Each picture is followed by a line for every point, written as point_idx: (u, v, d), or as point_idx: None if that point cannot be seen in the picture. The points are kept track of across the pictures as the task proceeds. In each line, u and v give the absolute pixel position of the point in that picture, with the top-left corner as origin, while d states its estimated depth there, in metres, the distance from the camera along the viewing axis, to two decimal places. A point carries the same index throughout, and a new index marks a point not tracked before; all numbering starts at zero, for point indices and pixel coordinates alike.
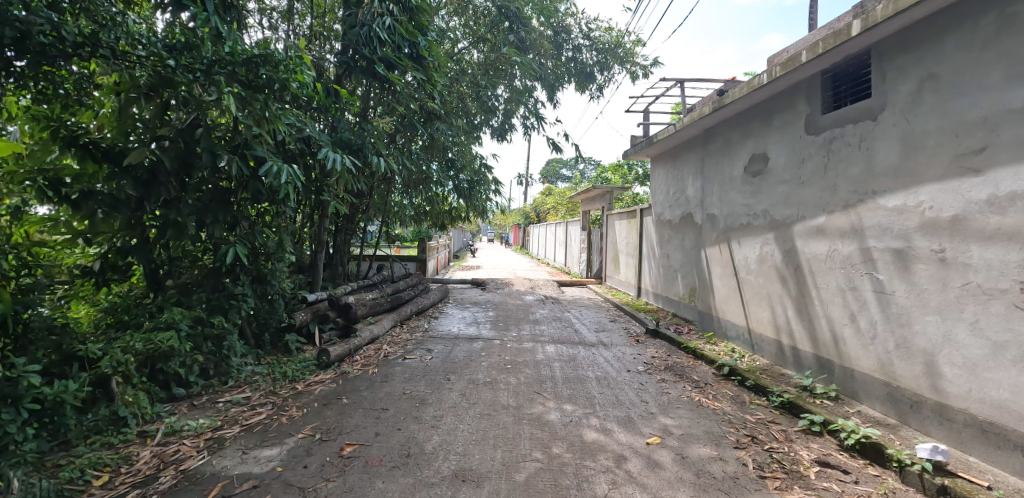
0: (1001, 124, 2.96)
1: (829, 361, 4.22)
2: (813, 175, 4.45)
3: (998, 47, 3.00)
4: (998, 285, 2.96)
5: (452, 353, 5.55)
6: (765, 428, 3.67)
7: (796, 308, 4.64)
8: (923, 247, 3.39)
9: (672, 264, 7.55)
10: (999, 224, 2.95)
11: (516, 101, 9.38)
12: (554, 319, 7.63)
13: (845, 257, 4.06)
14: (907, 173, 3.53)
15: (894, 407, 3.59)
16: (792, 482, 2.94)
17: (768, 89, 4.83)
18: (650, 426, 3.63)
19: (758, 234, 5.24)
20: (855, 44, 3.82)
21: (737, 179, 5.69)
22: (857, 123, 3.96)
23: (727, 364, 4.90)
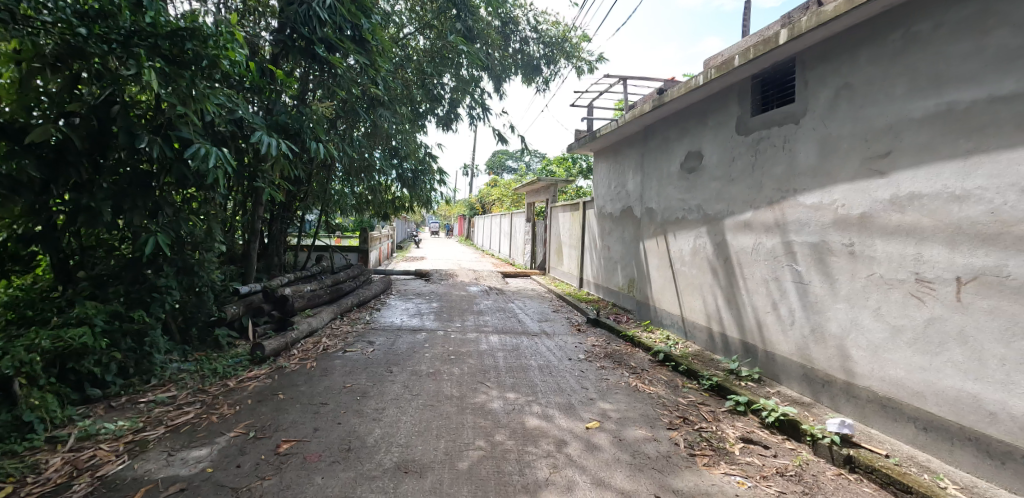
0: (903, 131, 3.29)
1: (754, 346, 4.56)
2: (742, 172, 4.75)
3: (902, 61, 3.32)
4: (896, 275, 3.31)
5: (395, 345, 5.47)
6: (695, 410, 3.91)
7: (725, 297, 4.96)
8: (836, 241, 3.73)
9: (612, 255, 7.82)
10: (899, 221, 3.29)
11: (462, 90, 9.28)
12: (498, 309, 7.69)
13: (769, 251, 4.39)
14: (824, 173, 3.86)
15: (809, 387, 3.94)
16: (718, 459, 3.16)
17: (703, 90, 5.09)
18: (589, 411, 3.77)
19: (692, 227, 5.54)
20: (782, 51, 4.10)
21: (674, 175, 5.97)
22: (783, 125, 4.27)
23: (662, 351, 5.17)
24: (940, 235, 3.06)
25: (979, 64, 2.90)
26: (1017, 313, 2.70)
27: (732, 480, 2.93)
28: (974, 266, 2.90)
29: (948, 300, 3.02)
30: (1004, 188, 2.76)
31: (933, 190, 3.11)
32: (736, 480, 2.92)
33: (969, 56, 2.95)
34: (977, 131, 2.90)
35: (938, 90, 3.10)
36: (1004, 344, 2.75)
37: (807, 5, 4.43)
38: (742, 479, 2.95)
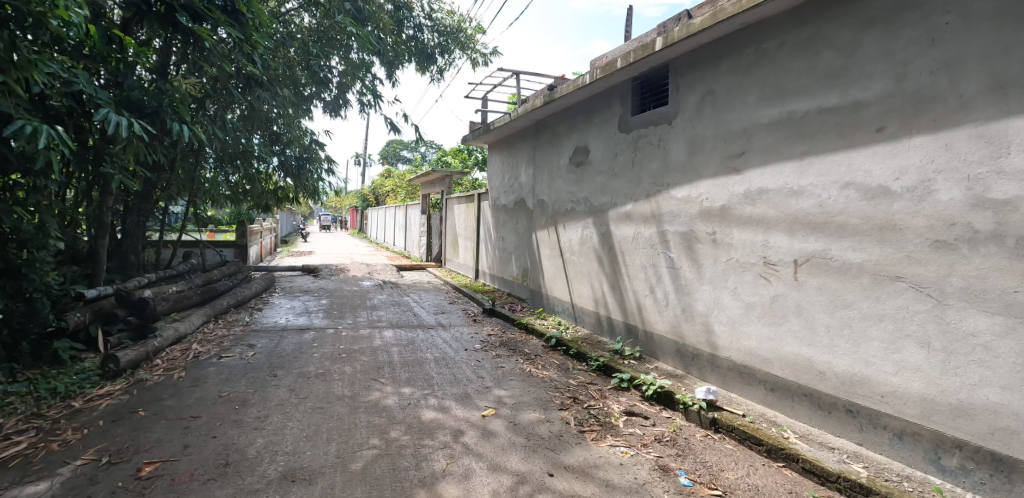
0: (754, 135, 3.79)
1: (635, 327, 4.97)
2: (624, 167, 5.12)
3: (754, 73, 3.80)
4: (749, 259, 3.80)
5: (279, 347, 5.09)
6: (584, 389, 4.18)
7: (610, 283, 5.33)
8: (702, 230, 4.19)
9: (507, 246, 8.00)
10: (751, 212, 3.79)
11: (352, 75, 8.82)
12: (392, 303, 7.49)
13: (647, 239, 4.80)
14: (692, 169, 4.31)
15: (681, 360, 4.40)
16: (605, 432, 3.41)
17: (589, 89, 5.39)
18: (485, 399, 3.84)
19: (580, 219, 5.86)
20: (658, 57, 4.48)
21: (563, 169, 6.25)
22: (658, 125, 4.68)
23: (554, 336, 5.42)
24: (782, 224, 3.57)
25: (811, 80, 3.42)
26: (837, 288, 3.25)
27: (617, 450, 3.19)
28: (806, 249, 3.43)
29: (788, 279, 3.54)
30: (829, 185, 3.30)
31: (776, 185, 3.63)
32: (620, 450, 3.18)
33: (804, 73, 3.47)
34: (810, 137, 3.42)
35: (781, 100, 3.61)
36: (829, 313, 3.29)
37: (678, 17, 4.87)
38: (625, 448, 3.22)
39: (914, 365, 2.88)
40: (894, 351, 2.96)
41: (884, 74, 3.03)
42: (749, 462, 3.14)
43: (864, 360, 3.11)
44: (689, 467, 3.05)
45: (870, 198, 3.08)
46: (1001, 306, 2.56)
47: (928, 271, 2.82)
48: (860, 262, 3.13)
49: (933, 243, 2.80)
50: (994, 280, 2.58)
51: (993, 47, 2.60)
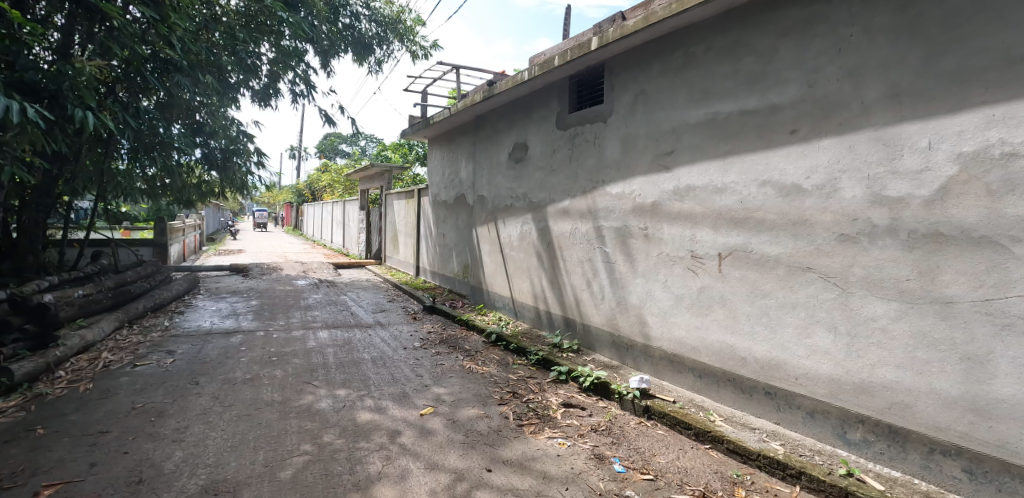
0: (683, 134, 3.96)
1: (573, 321, 5.08)
2: (561, 164, 5.21)
3: (682, 76, 3.97)
4: (678, 252, 3.98)
5: (203, 352, 4.78)
6: (524, 383, 4.22)
7: (549, 278, 5.41)
8: (635, 225, 4.34)
9: (447, 242, 7.93)
10: (679, 208, 3.97)
11: (283, 63, 8.40)
12: (328, 303, 7.23)
13: (584, 234, 4.90)
14: (625, 166, 4.45)
15: (617, 351, 4.55)
16: (543, 425, 3.47)
17: (528, 85, 5.42)
18: (423, 397, 3.79)
19: (519, 214, 5.90)
20: (594, 57, 4.57)
21: (502, 165, 6.27)
22: (594, 122, 4.79)
23: (495, 332, 5.44)
24: (707, 220, 3.76)
25: (734, 84, 3.61)
26: (756, 279, 3.47)
27: (554, 441, 3.25)
28: (729, 243, 3.62)
29: (714, 272, 3.73)
30: (749, 182, 3.51)
31: (702, 183, 3.82)
32: (557, 442, 3.25)
33: (727, 76, 3.66)
34: (731, 137, 3.62)
35: (707, 102, 3.79)
36: (749, 303, 3.51)
37: (613, 18, 4.99)
38: (562, 439, 3.29)
39: (824, 348, 3.12)
40: (806, 336, 3.20)
41: (798, 79, 3.25)
42: (679, 446, 3.29)
43: (781, 345, 3.34)
44: (623, 454, 3.16)
45: (784, 195, 3.31)
46: (896, 293, 2.81)
47: (835, 262, 3.06)
48: (776, 254, 3.35)
49: (838, 236, 3.05)
50: (890, 269, 2.84)
51: (890, 58, 2.84)
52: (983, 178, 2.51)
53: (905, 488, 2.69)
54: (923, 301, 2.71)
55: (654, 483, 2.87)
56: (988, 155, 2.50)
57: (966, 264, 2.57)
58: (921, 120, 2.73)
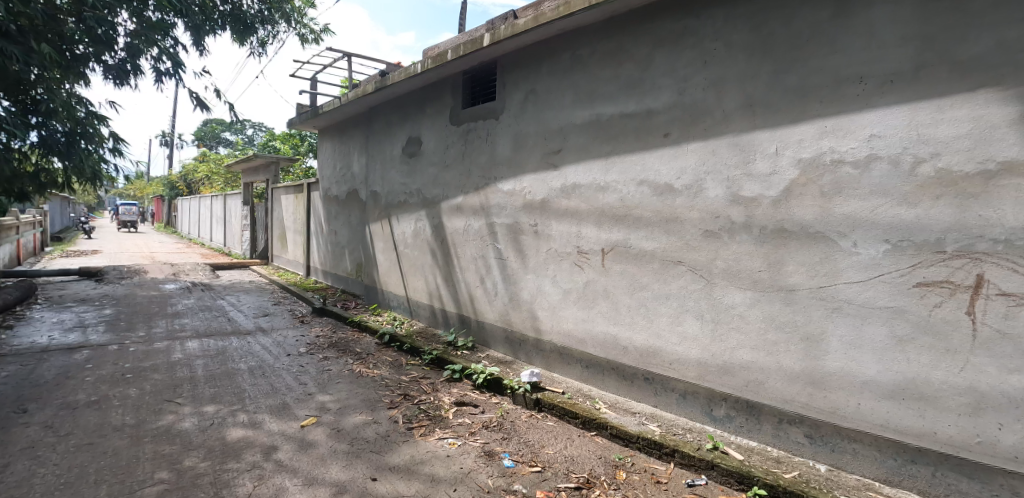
0: (570, 134, 4.08)
1: (468, 318, 5.08)
2: (455, 160, 5.16)
3: (570, 77, 4.09)
4: (566, 248, 4.12)
5: (35, 373, 4.09)
6: (416, 384, 4.14)
7: (443, 275, 5.35)
8: (525, 222, 4.42)
9: (339, 240, 7.55)
10: (566, 205, 4.10)
11: (144, 37, 7.41)
12: (201, 309, 6.55)
13: (477, 231, 4.90)
14: (516, 164, 4.51)
15: (510, 346, 4.62)
16: (433, 426, 3.42)
17: (421, 78, 5.28)
18: (305, 407, 3.57)
19: (413, 211, 5.76)
20: (486, 53, 4.56)
21: (396, 159, 6.07)
22: (486, 119, 4.80)
23: (388, 332, 5.28)
24: (591, 217, 3.92)
25: (616, 87, 3.78)
26: (635, 273, 3.68)
27: (444, 442, 3.22)
28: (611, 239, 3.81)
29: (598, 266, 3.91)
30: (628, 182, 3.71)
31: (587, 181, 3.97)
32: (447, 442, 3.22)
33: (610, 80, 3.82)
34: (613, 138, 3.80)
35: (591, 103, 3.93)
36: (629, 295, 3.72)
37: (506, 16, 5.01)
38: (453, 439, 3.27)
39: (692, 335, 3.40)
40: (677, 324, 3.47)
41: (670, 86, 3.48)
42: (567, 435, 3.41)
43: (657, 334, 3.58)
44: (513, 449, 3.21)
45: (658, 193, 3.54)
46: (750, 282, 3.13)
47: (700, 256, 3.34)
48: (652, 249, 3.58)
49: (703, 232, 3.32)
50: (745, 262, 3.15)
51: (746, 71, 3.13)
52: (817, 181, 2.86)
53: (760, 456, 3.00)
54: (771, 290, 3.04)
55: (542, 475, 2.94)
56: (821, 161, 2.85)
57: (804, 256, 2.92)
58: (770, 129, 3.04)
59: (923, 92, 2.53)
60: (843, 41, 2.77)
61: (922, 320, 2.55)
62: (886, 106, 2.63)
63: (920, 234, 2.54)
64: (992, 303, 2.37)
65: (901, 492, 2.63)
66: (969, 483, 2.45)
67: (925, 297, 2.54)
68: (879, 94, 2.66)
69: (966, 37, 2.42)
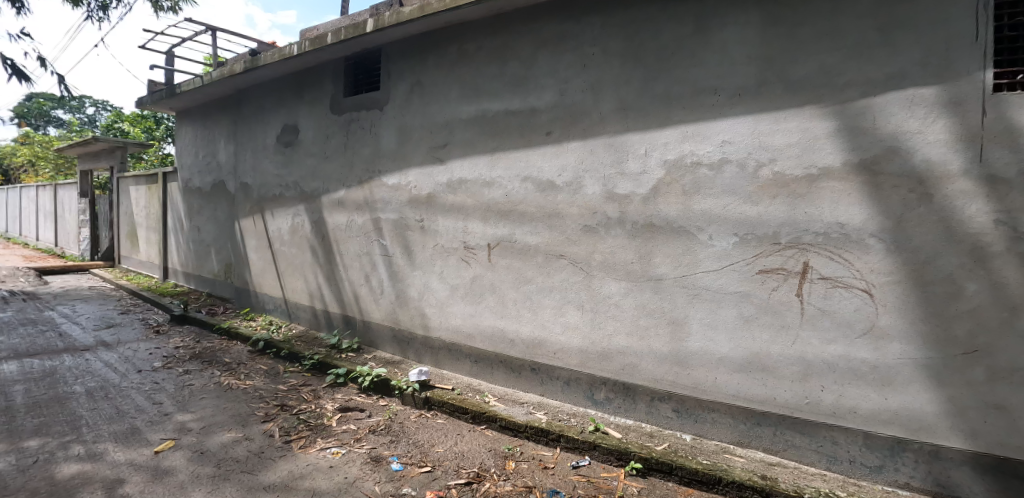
0: (456, 129, 4.05)
1: (353, 318, 4.85)
2: (336, 151, 4.87)
3: (456, 71, 4.03)
4: (453, 243, 4.09)
5: None
6: (295, 393, 3.89)
7: (325, 274, 5.05)
8: (412, 217, 4.32)
9: (204, 238, 6.79)
10: (453, 200, 4.07)
11: None
12: (22, 323, 5.51)
13: (361, 227, 4.69)
14: (402, 157, 4.37)
15: (398, 345, 4.51)
16: (314, 437, 3.24)
17: (297, 61, 4.87)
18: (161, 430, 3.19)
19: (290, 205, 5.35)
20: (369, 40, 4.33)
21: (269, 148, 5.58)
22: (370, 109, 4.58)
23: (262, 338, 4.86)
24: (478, 212, 3.94)
25: (501, 84, 3.81)
26: (520, 267, 3.77)
27: (327, 453, 3.06)
28: (497, 234, 3.86)
29: (484, 261, 3.94)
30: (513, 177, 3.77)
31: (474, 176, 3.96)
32: (330, 452, 3.06)
33: (495, 77, 3.84)
34: (498, 134, 3.83)
35: (477, 99, 3.93)
36: (515, 289, 3.81)
37: (391, 2, 4.81)
38: (337, 448, 3.12)
39: (574, 325, 3.57)
40: (560, 315, 3.62)
41: (552, 87, 3.58)
42: (457, 432, 3.42)
43: (542, 325, 3.71)
44: (401, 451, 3.14)
45: (541, 190, 3.65)
46: (624, 273, 3.35)
47: (580, 249, 3.51)
48: (535, 244, 3.69)
49: (583, 227, 3.49)
50: (619, 254, 3.37)
51: (620, 77, 3.32)
52: (679, 181, 3.14)
53: (635, 432, 3.24)
54: (642, 280, 3.29)
55: (432, 474, 2.91)
56: (683, 163, 3.12)
57: (669, 248, 3.19)
58: (640, 132, 3.26)
59: (764, 106, 2.88)
60: (701, 55, 3.05)
61: (764, 302, 2.92)
62: (734, 116, 2.96)
63: (762, 227, 2.90)
64: (814, 286, 2.79)
65: (750, 451, 3.00)
66: (801, 438, 2.87)
67: (765, 282, 2.91)
68: (729, 105, 2.98)
69: (796, 60, 2.79)
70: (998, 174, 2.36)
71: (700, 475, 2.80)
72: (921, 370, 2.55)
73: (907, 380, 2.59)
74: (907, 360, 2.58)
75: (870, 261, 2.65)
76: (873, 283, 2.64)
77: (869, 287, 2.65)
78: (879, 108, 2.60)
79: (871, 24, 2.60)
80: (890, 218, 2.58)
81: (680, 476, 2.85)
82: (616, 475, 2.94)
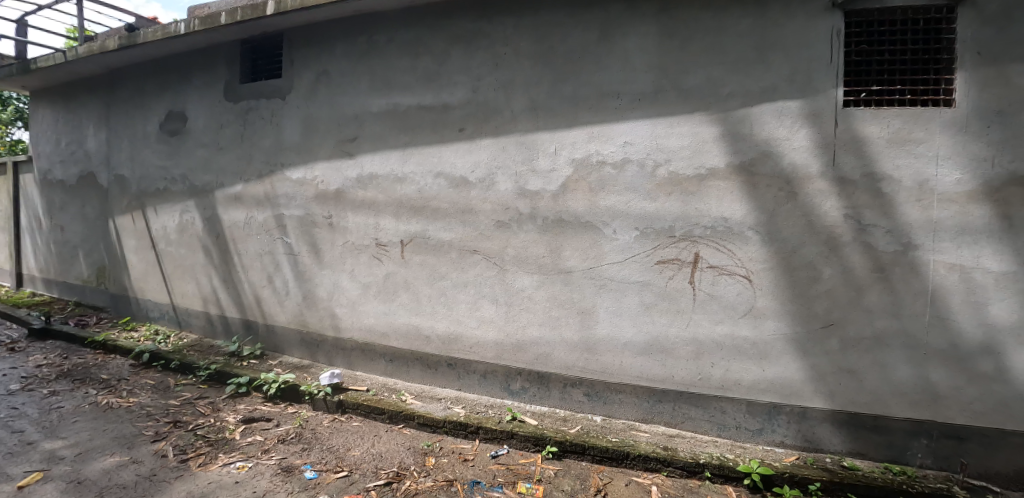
0: (365, 122, 3.92)
1: (254, 323, 4.54)
2: (231, 142, 4.50)
3: (365, 62, 3.90)
4: (364, 241, 3.98)
5: None
6: (189, 407, 3.58)
7: (221, 276, 4.67)
8: (319, 214, 4.12)
9: (69, 238, 5.95)
10: (364, 196, 3.95)
11: None
12: None
13: (261, 224, 4.39)
14: (307, 150, 4.15)
15: (307, 349, 4.30)
16: (215, 453, 3.02)
17: (183, 41, 4.42)
18: (25, 463, 2.82)
19: (177, 201, 4.86)
20: (269, 23, 4.05)
21: (150, 137, 5.01)
22: (270, 98, 4.29)
23: (147, 350, 4.39)
24: (390, 208, 3.87)
25: (413, 79, 3.75)
26: (434, 263, 3.77)
27: (231, 468, 2.87)
28: (410, 231, 3.82)
29: (397, 258, 3.88)
30: (425, 173, 3.74)
31: (385, 171, 3.88)
32: (235, 467, 2.88)
33: (407, 70, 3.77)
34: (410, 129, 3.78)
35: (388, 92, 3.83)
36: (429, 285, 3.80)
37: None
38: (242, 462, 2.94)
39: (489, 318, 3.64)
40: (475, 309, 3.68)
41: (465, 84, 3.60)
42: (374, 433, 3.35)
43: (457, 321, 3.74)
44: (315, 458, 3.02)
45: (454, 186, 3.66)
46: (536, 267, 3.48)
47: (493, 244, 3.58)
48: (449, 240, 3.70)
49: (496, 223, 3.56)
50: (531, 249, 3.49)
51: (530, 78, 3.42)
52: (586, 179, 3.32)
53: (550, 418, 3.40)
54: (553, 273, 3.44)
55: (349, 478, 2.85)
56: (589, 162, 3.30)
57: (578, 242, 3.36)
58: (549, 132, 3.40)
59: (660, 110, 3.13)
60: (605, 62, 3.24)
61: (662, 290, 3.19)
62: (635, 119, 3.18)
63: (659, 221, 3.16)
64: (704, 274, 3.10)
65: (653, 426, 3.27)
66: (695, 410, 3.19)
67: (663, 271, 3.18)
68: (630, 109, 3.20)
69: (688, 71, 3.07)
70: (846, 175, 2.82)
71: (610, 452, 3.01)
72: (790, 344, 2.96)
73: (780, 353, 2.99)
74: (779, 336, 2.98)
75: (749, 250, 3.00)
76: (751, 270, 3.00)
77: (748, 273, 3.01)
78: (755, 117, 2.95)
79: (750, 43, 2.96)
80: (764, 213, 2.95)
81: (593, 455, 3.04)
82: (534, 460, 3.07)
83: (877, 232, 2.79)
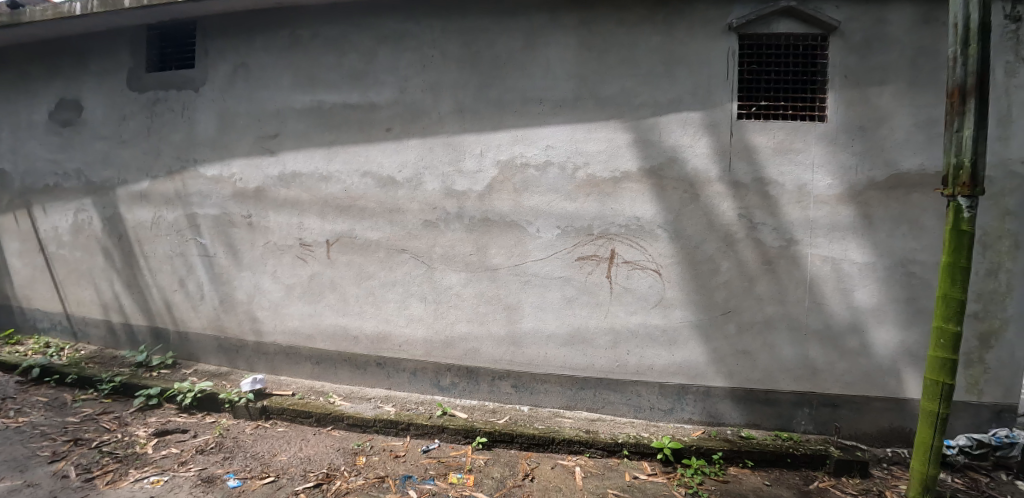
0: (287, 119, 3.83)
1: (164, 329, 4.28)
2: (135, 135, 4.20)
3: (287, 57, 3.81)
4: (287, 241, 3.89)
5: None
6: (92, 424, 3.34)
7: (125, 280, 4.34)
8: (237, 213, 3.97)
9: None
10: (286, 195, 3.86)
11: None
12: None
13: (171, 224, 4.15)
14: (222, 145, 3.98)
15: (225, 355, 4.13)
16: (125, 469, 2.86)
17: (78, 23, 4.06)
18: None
19: (70, 198, 4.45)
20: (180, 10, 3.83)
21: (37, 127, 4.54)
22: (182, 90, 4.06)
23: (37, 364, 4.00)
24: (314, 207, 3.81)
25: (338, 77, 3.72)
26: (361, 263, 3.77)
27: (145, 483, 2.74)
28: (336, 230, 3.79)
29: (323, 258, 3.84)
30: (352, 172, 3.73)
31: (309, 169, 3.81)
32: (149, 482, 2.75)
33: (332, 68, 3.73)
34: (335, 127, 3.74)
35: (311, 89, 3.77)
36: (357, 285, 3.79)
37: None
38: (157, 476, 2.81)
39: (418, 316, 3.71)
40: (404, 308, 3.73)
41: (392, 84, 3.63)
42: (301, 436, 3.32)
43: (386, 320, 3.77)
44: (238, 467, 2.95)
45: (382, 185, 3.69)
46: (464, 265, 3.59)
47: (421, 243, 3.65)
48: (377, 239, 3.72)
49: (424, 222, 3.63)
50: (458, 248, 3.59)
51: (457, 81, 3.52)
52: (511, 180, 3.47)
53: (480, 411, 3.53)
54: (480, 271, 3.57)
55: (276, 483, 2.82)
56: (514, 163, 3.46)
57: (503, 241, 3.52)
58: (475, 134, 3.52)
59: (580, 116, 3.35)
60: (529, 68, 3.41)
61: (582, 284, 3.43)
62: (556, 124, 3.38)
63: (578, 221, 3.39)
64: (619, 269, 3.37)
65: (576, 413, 3.51)
66: (613, 395, 3.46)
67: (582, 267, 3.41)
68: (552, 114, 3.39)
69: (605, 80, 3.31)
70: (739, 180, 3.20)
71: (536, 439, 3.20)
72: (693, 330, 3.31)
73: (686, 338, 3.33)
74: (684, 323, 3.31)
75: (658, 247, 3.30)
76: (659, 264, 3.31)
77: (657, 268, 3.32)
78: (663, 126, 3.25)
79: (659, 58, 3.25)
80: (670, 213, 3.27)
81: (521, 443, 3.22)
82: (464, 452, 3.19)
83: (765, 230, 3.19)
